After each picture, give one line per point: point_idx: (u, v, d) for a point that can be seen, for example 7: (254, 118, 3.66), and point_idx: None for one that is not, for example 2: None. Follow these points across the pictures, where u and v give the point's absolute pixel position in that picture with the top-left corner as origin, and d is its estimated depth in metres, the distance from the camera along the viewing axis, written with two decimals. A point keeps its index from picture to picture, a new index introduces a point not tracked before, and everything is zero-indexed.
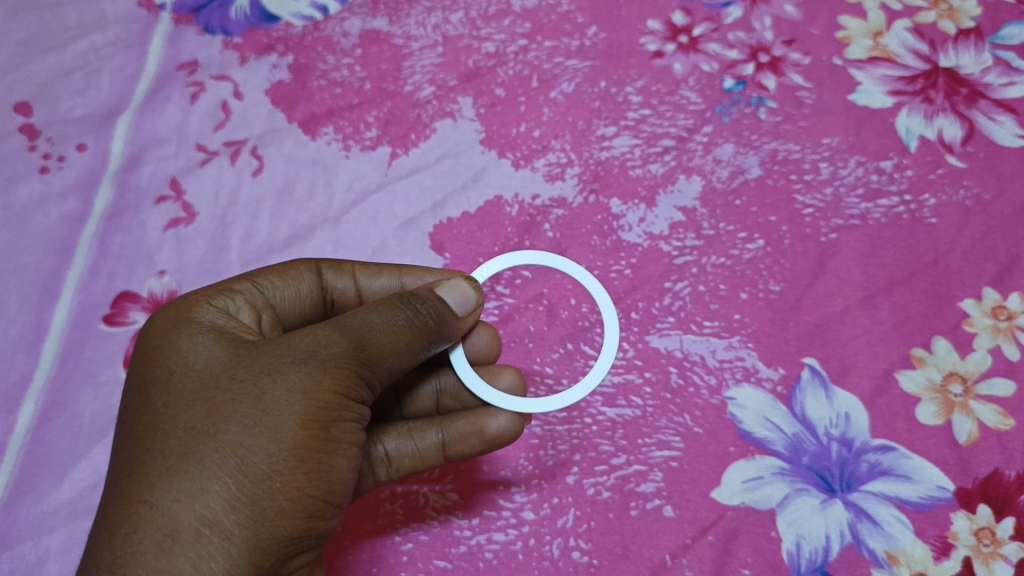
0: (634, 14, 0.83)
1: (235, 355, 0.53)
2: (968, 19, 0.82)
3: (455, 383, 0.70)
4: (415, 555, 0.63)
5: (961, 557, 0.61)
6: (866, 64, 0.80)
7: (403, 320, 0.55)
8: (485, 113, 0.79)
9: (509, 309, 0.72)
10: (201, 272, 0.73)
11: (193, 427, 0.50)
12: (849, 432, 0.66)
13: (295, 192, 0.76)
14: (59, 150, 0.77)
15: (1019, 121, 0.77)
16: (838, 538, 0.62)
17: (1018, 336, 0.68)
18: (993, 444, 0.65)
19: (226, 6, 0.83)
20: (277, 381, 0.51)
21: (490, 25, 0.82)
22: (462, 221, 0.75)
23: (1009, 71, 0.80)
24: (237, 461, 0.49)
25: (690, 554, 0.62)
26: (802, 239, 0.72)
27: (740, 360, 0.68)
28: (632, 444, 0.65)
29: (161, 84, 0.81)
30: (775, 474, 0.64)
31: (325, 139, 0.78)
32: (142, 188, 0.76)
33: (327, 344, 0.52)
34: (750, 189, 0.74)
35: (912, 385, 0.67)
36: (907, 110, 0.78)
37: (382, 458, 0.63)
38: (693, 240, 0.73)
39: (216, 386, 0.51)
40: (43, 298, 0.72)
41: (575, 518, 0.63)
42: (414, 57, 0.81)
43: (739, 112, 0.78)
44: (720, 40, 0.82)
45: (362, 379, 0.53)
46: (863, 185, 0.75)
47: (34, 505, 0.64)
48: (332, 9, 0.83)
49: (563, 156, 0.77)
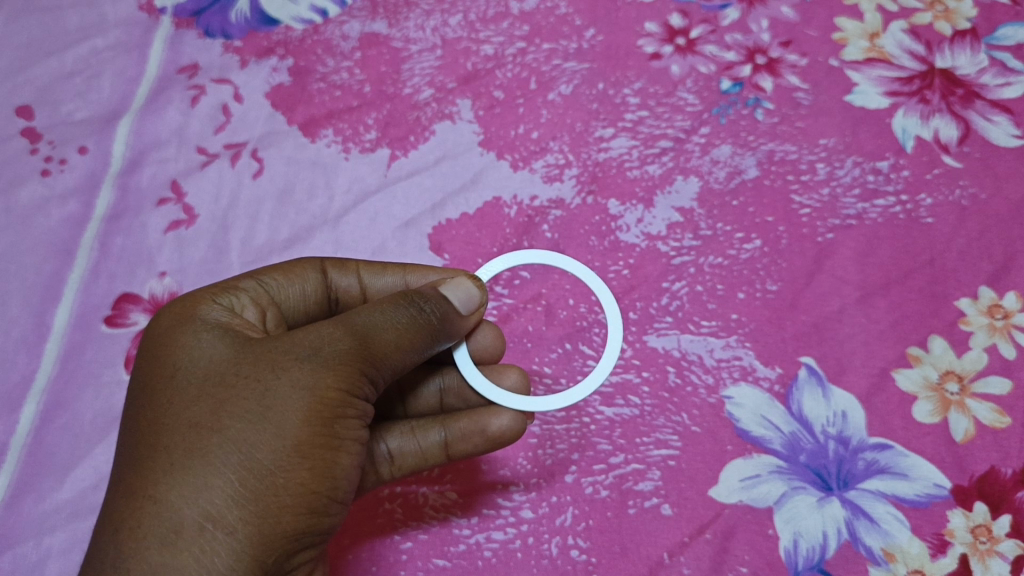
0: (632, 16, 0.84)
1: (239, 352, 0.54)
2: (964, 20, 0.83)
3: (460, 382, 0.70)
4: (414, 554, 0.64)
5: (957, 554, 0.62)
6: (862, 66, 0.81)
7: (406, 318, 0.55)
8: (483, 115, 0.79)
9: (508, 309, 0.72)
10: (202, 273, 0.73)
11: (197, 424, 0.50)
12: (846, 430, 0.66)
13: (295, 194, 0.76)
14: (60, 153, 0.78)
15: (1014, 121, 0.78)
16: (835, 536, 0.63)
17: (1014, 335, 0.69)
18: (989, 442, 0.65)
19: (226, 10, 0.84)
20: (281, 378, 0.52)
21: (488, 28, 0.83)
22: (461, 222, 0.75)
23: (1005, 72, 0.80)
24: (241, 457, 0.50)
25: (687, 552, 0.62)
26: (799, 239, 0.73)
27: (738, 359, 0.68)
28: (629, 443, 0.66)
29: (162, 87, 0.81)
30: (772, 472, 0.64)
31: (325, 141, 0.78)
32: (143, 190, 0.77)
33: (331, 341, 0.53)
34: (747, 190, 0.75)
35: (908, 384, 0.67)
36: (903, 110, 0.78)
37: (382, 455, 0.63)
38: (690, 241, 0.73)
39: (221, 382, 0.52)
40: (45, 300, 0.72)
41: (573, 517, 0.64)
42: (413, 60, 0.82)
43: (737, 113, 0.79)
44: (718, 42, 0.82)
45: (366, 377, 0.54)
46: (859, 185, 0.75)
47: (36, 505, 0.65)
48: (331, 13, 0.84)
49: (561, 158, 0.77)
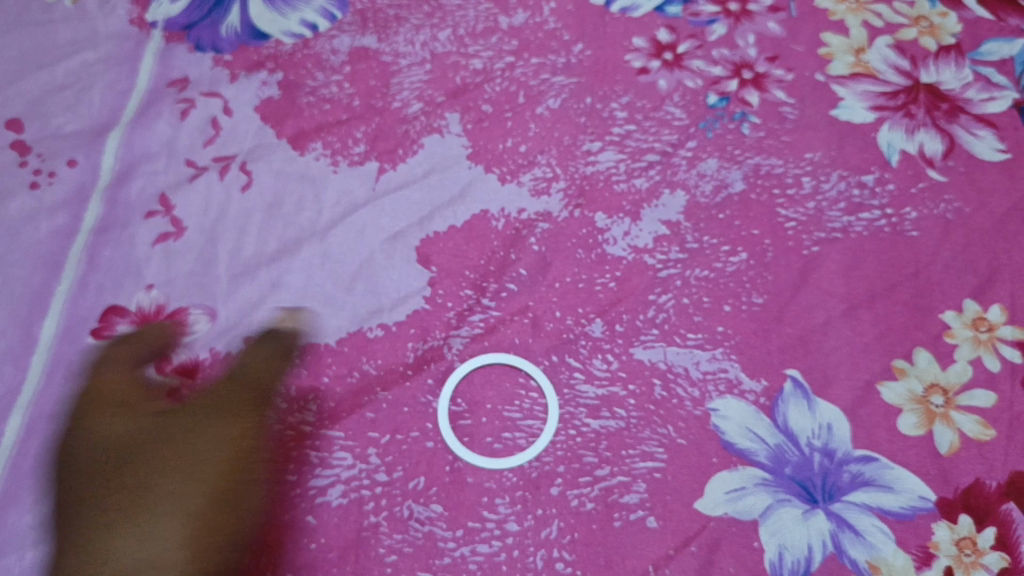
0: (618, 31, 0.85)
1: (159, 419, 0.63)
2: (947, 36, 0.84)
3: (460, 386, 0.70)
4: (399, 567, 0.63)
5: (942, 566, 0.62)
6: (848, 80, 0.82)
7: (266, 351, 0.69)
8: (471, 129, 0.80)
9: (494, 321, 0.72)
10: (189, 286, 0.73)
11: (124, 485, 0.59)
12: (831, 442, 0.66)
13: (283, 206, 0.77)
14: (49, 166, 0.78)
15: (998, 136, 0.79)
16: (819, 548, 0.63)
17: (999, 347, 0.69)
18: (974, 455, 0.65)
19: (217, 24, 0.85)
20: (202, 435, 0.62)
21: (477, 43, 0.84)
22: (448, 235, 0.75)
23: (988, 87, 0.81)
24: (173, 507, 0.58)
25: (672, 565, 0.62)
26: (784, 251, 0.73)
27: (723, 371, 0.68)
28: (615, 455, 0.66)
29: (152, 101, 0.82)
30: (757, 485, 0.64)
31: (313, 154, 0.79)
32: (133, 202, 0.77)
33: (215, 394, 0.66)
34: (733, 204, 0.75)
35: (893, 396, 0.67)
36: (888, 124, 0.79)
37: (274, 434, 0.66)
38: (676, 254, 0.73)
39: (132, 449, 0.61)
40: (32, 312, 0.72)
41: (558, 530, 0.64)
42: (403, 74, 0.83)
43: (723, 127, 0.79)
44: (705, 57, 0.83)
45: (259, 417, 0.66)
46: (844, 199, 0.75)
47: (20, 517, 0.65)
48: (321, 27, 0.85)
49: (549, 171, 0.78)
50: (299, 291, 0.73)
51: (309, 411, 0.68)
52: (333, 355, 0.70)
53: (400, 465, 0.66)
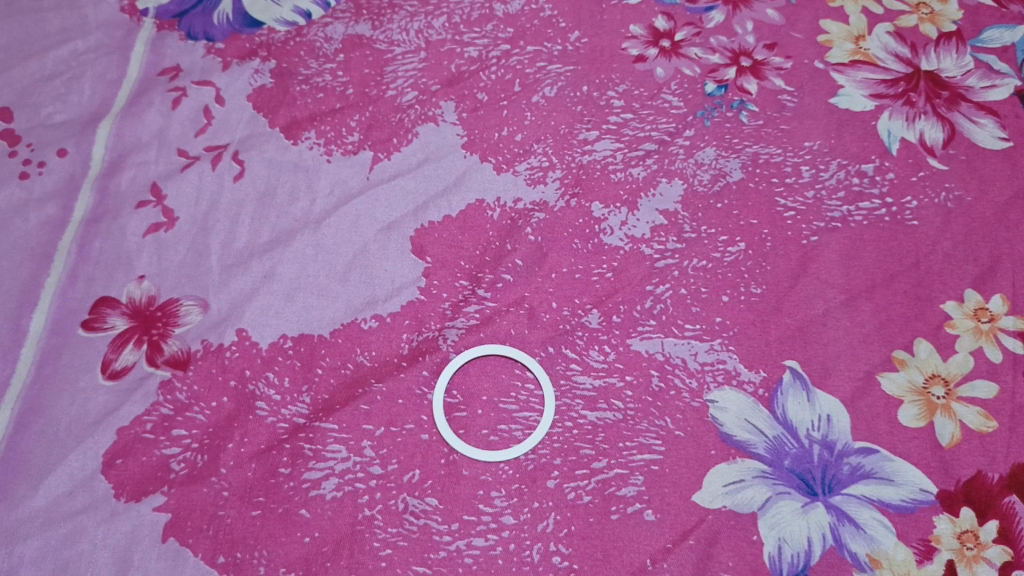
0: (615, 18, 0.84)
1: None
2: (948, 23, 0.83)
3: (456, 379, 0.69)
4: (393, 561, 0.62)
5: (943, 560, 0.61)
6: (847, 68, 0.81)
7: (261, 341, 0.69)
8: (467, 117, 0.79)
9: (490, 312, 0.71)
10: (181, 277, 0.72)
11: None
12: (831, 434, 0.65)
13: (276, 196, 0.76)
14: (39, 156, 0.77)
15: (1000, 124, 0.78)
16: (818, 541, 0.62)
17: (1001, 338, 0.68)
18: (975, 446, 0.65)
19: (208, 12, 0.84)
20: None
21: (472, 30, 0.83)
22: (443, 225, 0.74)
23: (990, 74, 0.80)
24: None
25: (670, 559, 0.62)
26: (783, 241, 0.72)
27: (721, 363, 0.68)
28: (612, 447, 0.65)
29: (143, 90, 0.81)
30: (756, 477, 0.64)
31: (307, 143, 0.78)
32: (123, 192, 0.76)
33: None
34: (731, 193, 0.74)
35: (893, 387, 0.67)
36: (888, 112, 0.78)
37: (268, 427, 0.66)
38: (674, 244, 0.72)
39: None
40: (22, 305, 0.71)
41: (555, 523, 0.63)
42: (397, 62, 0.81)
43: (721, 115, 0.78)
44: (702, 45, 0.82)
45: None
46: (844, 187, 0.74)
47: (9, 512, 0.64)
48: (314, 15, 0.84)
49: (545, 160, 0.77)
50: (291, 282, 0.72)
51: (302, 403, 0.67)
52: (327, 346, 0.69)
53: (395, 458, 0.65)
